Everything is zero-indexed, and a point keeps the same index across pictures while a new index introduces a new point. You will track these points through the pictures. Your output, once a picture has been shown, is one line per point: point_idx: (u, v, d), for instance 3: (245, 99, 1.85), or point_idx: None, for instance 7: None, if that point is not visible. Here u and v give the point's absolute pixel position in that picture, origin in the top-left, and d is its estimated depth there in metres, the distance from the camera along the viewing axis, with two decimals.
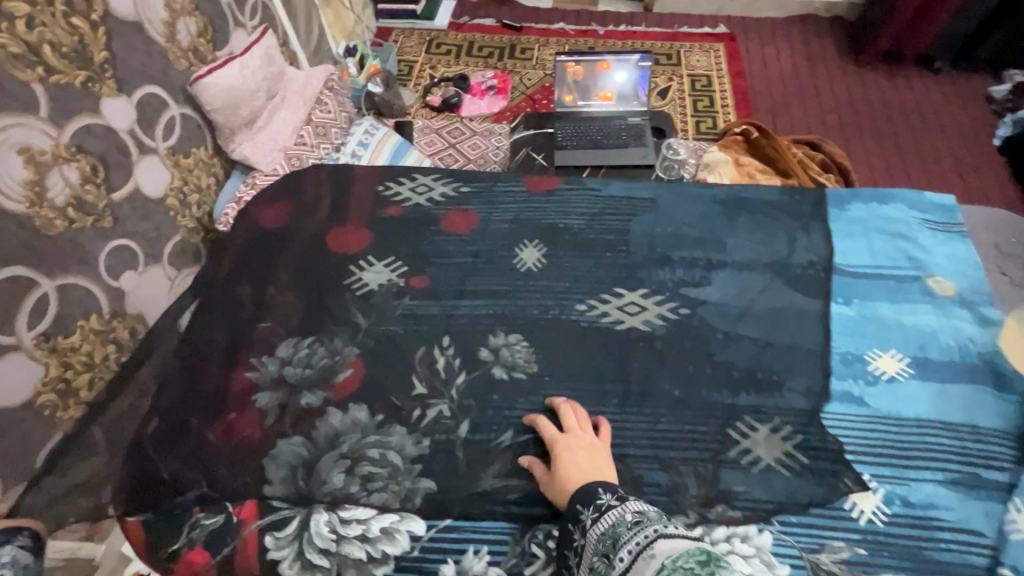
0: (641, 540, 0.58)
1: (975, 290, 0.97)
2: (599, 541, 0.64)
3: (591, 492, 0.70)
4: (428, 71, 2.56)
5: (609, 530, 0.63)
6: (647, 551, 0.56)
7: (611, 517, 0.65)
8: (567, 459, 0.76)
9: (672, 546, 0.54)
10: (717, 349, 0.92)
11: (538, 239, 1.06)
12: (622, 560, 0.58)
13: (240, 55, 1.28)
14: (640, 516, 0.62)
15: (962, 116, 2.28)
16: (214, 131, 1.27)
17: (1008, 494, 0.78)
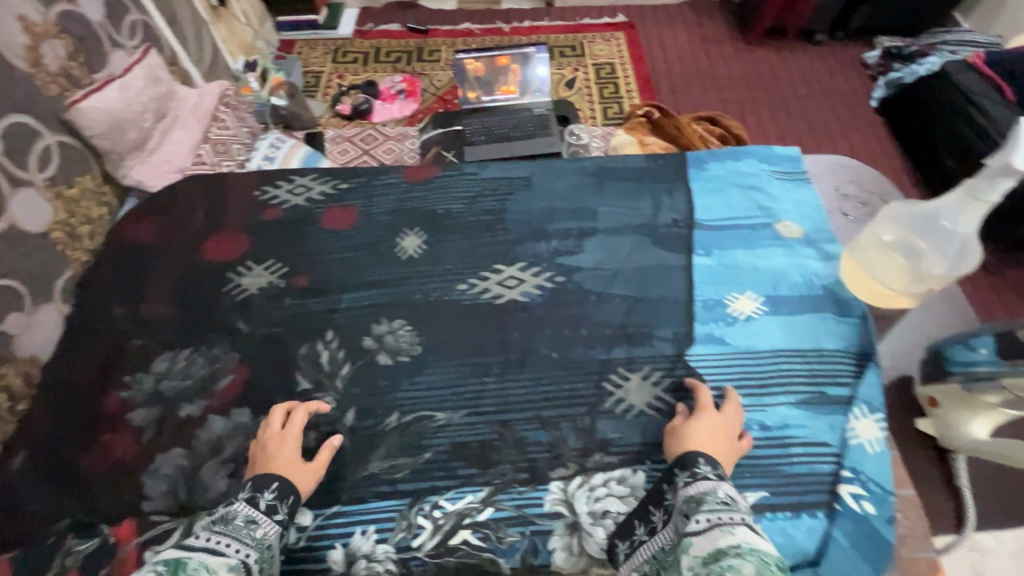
0: (723, 517, 0.61)
1: (818, 229, 1.06)
2: (684, 500, 0.67)
3: (695, 456, 0.71)
4: (336, 81, 2.53)
5: (697, 492, 0.66)
6: (725, 529, 0.59)
7: (702, 485, 0.67)
8: (700, 421, 0.78)
9: (756, 540, 0.57)
10: (592, 310, 0.97)
11: (419, 226, 1.08)
12: (697, 523, 0.62)
13: (120, 77, 1.22)
14: (731, 499, 0.64)
15: (841, 82, 2.47)
16: (100, 157, 1.19)
17: (849, 405, 0.86)
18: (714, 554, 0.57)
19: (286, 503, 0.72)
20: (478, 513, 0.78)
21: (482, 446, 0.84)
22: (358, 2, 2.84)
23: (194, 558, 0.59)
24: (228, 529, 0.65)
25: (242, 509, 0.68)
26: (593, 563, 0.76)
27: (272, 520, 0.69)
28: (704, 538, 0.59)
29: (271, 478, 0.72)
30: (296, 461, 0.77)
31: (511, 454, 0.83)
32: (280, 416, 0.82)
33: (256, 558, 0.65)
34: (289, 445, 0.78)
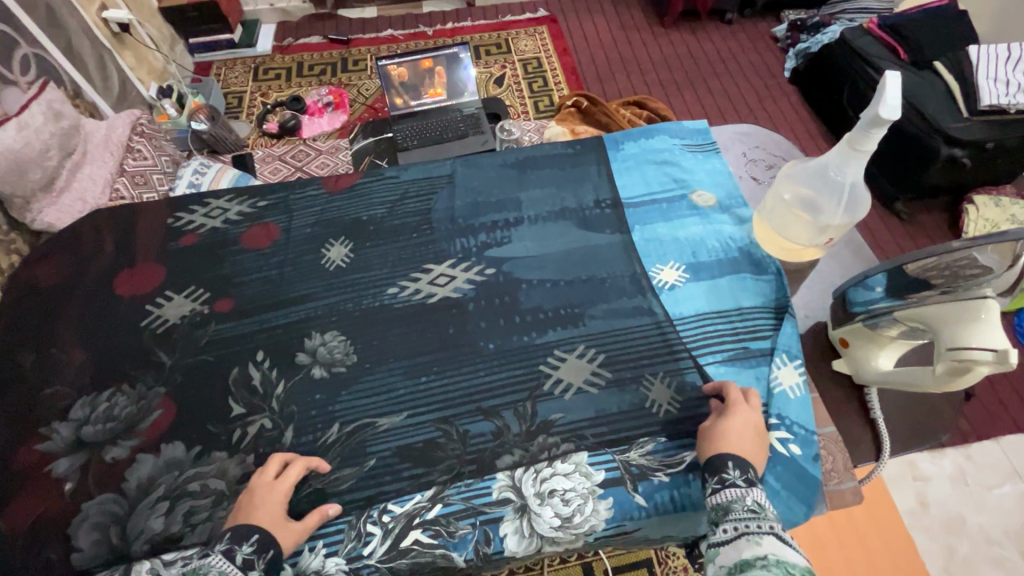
0: (752, 526, 0.63)
1: (731, 195, 1.11)
2: (712, 508, 0.69)
3: (725, 461, 0.72)
4: (260, 100, 2.46)
5: (725, 500, 0.68)
6: (753, 538, 0.61)
7: (731, 492, 0.69)
8: (735, 422, 0.77)
9: (783, 551, 0.59)
10: (524, 297, 0.99)
11: (344, 236, 1.06)
12: (725, 533, 0.65)
13: (16, 114, 1.12)
14: (760, 506, 0.66)
15: (754, 56, 2.59)
16: (4, 203, 1.12)
17: (772, 356, 0.91)
18: (741, 565, 0.59)
19: (263, 558, 0.68)
20: (427, 512, 0.79)
21: (427, 445, 0.84)
22: (274, 16, 2.76)
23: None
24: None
25: (213, 568, 0.66)
26: (545, 543, 0.78)
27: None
28: (730, 548, 0.62)
29: (249, 531, 0.70)
30: (278, 518, 0.74)
31: (456, 449, 0.84)
32: (275, 467, 0.79)
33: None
34: (277, 497, 0.75)
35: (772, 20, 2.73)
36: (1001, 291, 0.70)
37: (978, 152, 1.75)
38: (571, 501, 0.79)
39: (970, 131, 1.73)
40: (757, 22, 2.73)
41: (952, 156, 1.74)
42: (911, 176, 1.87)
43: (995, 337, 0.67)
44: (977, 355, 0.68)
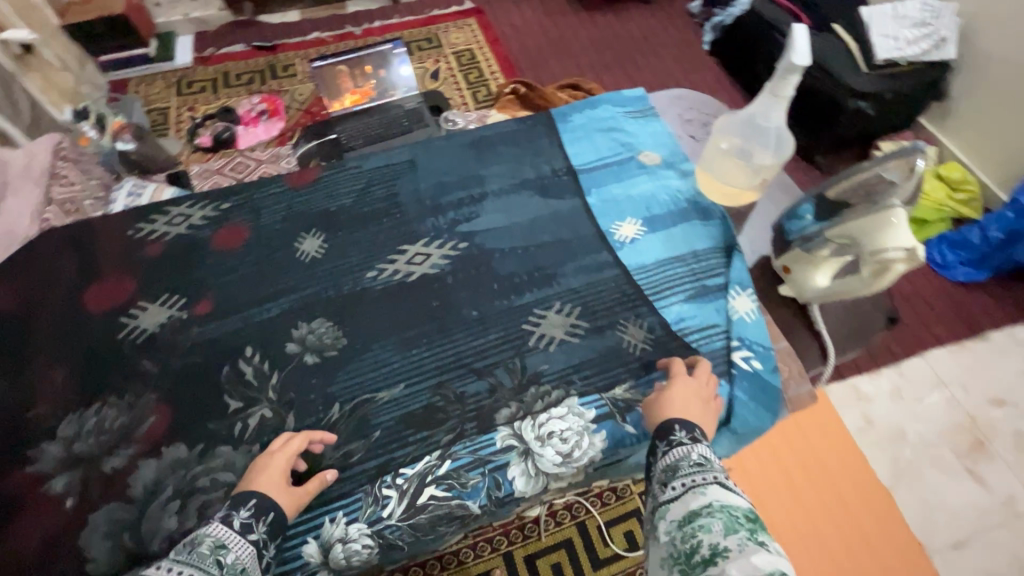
0: (697, 480, 0.68)
1: (674, 153, 1.21)
2: (660, 470, 0.74)
3: (673, 424, 0.78)
4: (188, 114, 2.38)
5: (673, 457, 0.74)
6: (698, 489, 0.67)
7: (677, 451, 0.74)
8: (680, 389, 0.83)
9: (728, 498, 0.65)
10: (498, 265, 1.05)
11: (314, 228, 1.08)
12: (673, 489, 0.69)
13: None
14: (704, 458, 0.72)
15: (675, 31, 2.75)
16: None
17: (728, 290, 1.02)
18: (689, 516, 0.64)
19: (262, 521, 0.70)
20: (438, 469, 0.84)
21: (428, 410, 0.89)
22: (190, 27, 2.65)
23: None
24: (192, 558, 0.62)
25: (210, 536, 0.65)
26: (550, 479, 0.85)
27: (245, 540, 0.67)
28: (678, 503, 0.67)
29: (248, 497, 0.71)
30: (280, 483, 0.76)
31: (456, 410, 0.89)
32: (283, 438, 0.83)
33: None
34: (277, 466, 0.78)
35: None
36: (905, 202, 0.83)
37: (877, 102, 1.96)
38: (569, 439, 0.86)
39: (869, 83, 1.95)
40: None
41: (857, 108, 1.95)
42: (824, 129, 2.06)
43: (904, 237, 0.78)
44: (893, 253, 0.79)
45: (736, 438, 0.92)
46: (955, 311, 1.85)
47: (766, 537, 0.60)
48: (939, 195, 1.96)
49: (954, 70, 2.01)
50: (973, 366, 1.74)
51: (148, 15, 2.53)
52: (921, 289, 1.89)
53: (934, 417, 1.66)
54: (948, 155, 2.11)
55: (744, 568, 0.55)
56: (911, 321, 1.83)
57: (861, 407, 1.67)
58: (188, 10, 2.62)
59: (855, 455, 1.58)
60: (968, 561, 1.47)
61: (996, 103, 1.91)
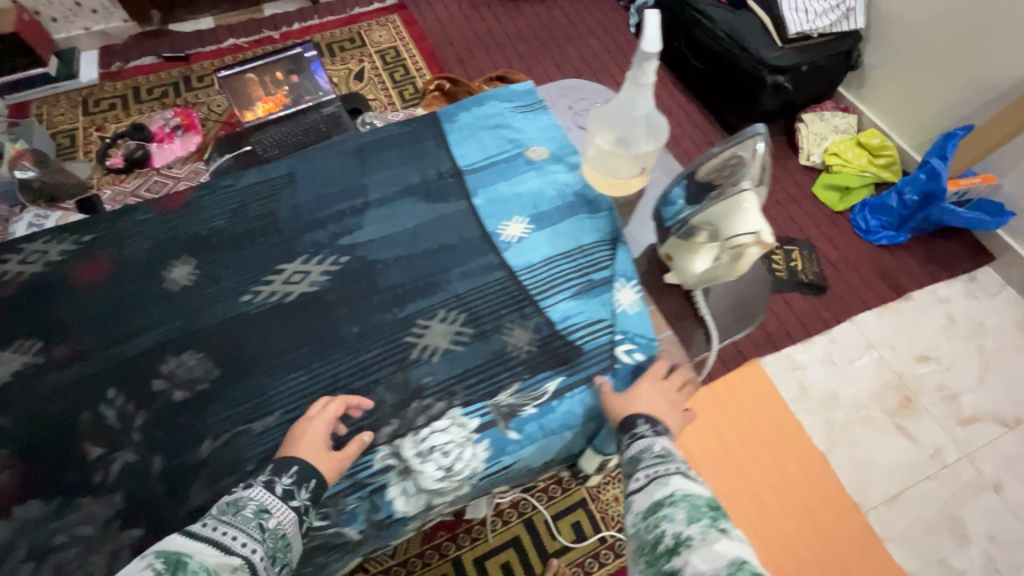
0: (660, 470, 0.73)
1: (562, 146, 1.19)
2: (624, 460, 0.78)
3: (635, 417, 0.81)
4: (96, 134, 2.24)
5: (636, 450, 0.77)
6: (661, 481, 0.71)
7: (639, 442, 0.78)
8: (645, 389, 0.86)
9: (690, 487, 0.70)
10: (381, 277, 1.02)
11: (185, 254, 1.03)
12: (638, 481, 0.73)
13: None
14: (666, 449, 0.76)
15: (601, 16, 2.77)
16: None
17: (614, 282, 1.01)
18: (654, 507, 0.69)
19: (304, 488, 0.75)
20: None
21: None
22: (93, 42, 2.48)
23: (197, 557, 0.64)
24: (238, 520, 0.70)
25: (254, 500, 0.72)
26: (432, 495, 0.84)
27: (286, 506, 0.73)
28: (643, 494, 0.71)
29: (289, 464, 0.76)
30: (322, 448, 0.80)
31: (335, 434, 0.86)
32: (319, 404, 0.86)
33: (265, 554, 0.68)
34: (316, 432, 0.81)
35: None
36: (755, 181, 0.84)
37: (795, 76, 2.03)
38: (450, 452, 0.84)
39: (787, 58, 2.00)
40: None
41: (776, 83, 2.02)
42: (748, 107, 2.15)
43: (750, 221, 0.79)
44: (741, 238, 0.80)
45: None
46: (880, 275, 1.94)
47: (726, 521, 0.65)
48: (860, 161, 2.08)
49: (865, 40, 2.11)
50: (898, 327, 1.84)
51: (44, 32, 2.36)
52: (848, 255, 1.98)
53: (864, 378, 1.75)
54: (868, 123, 2.19)
55: (707, 558, 0.60)
56: (838, 287, 1.91)
57: (796, 376, 1.75)
58: (90, 24, 2.46)
59: (793, 425, 1.67)
60: (900, 515, 1.57)
61: (906, 65, 2.00)
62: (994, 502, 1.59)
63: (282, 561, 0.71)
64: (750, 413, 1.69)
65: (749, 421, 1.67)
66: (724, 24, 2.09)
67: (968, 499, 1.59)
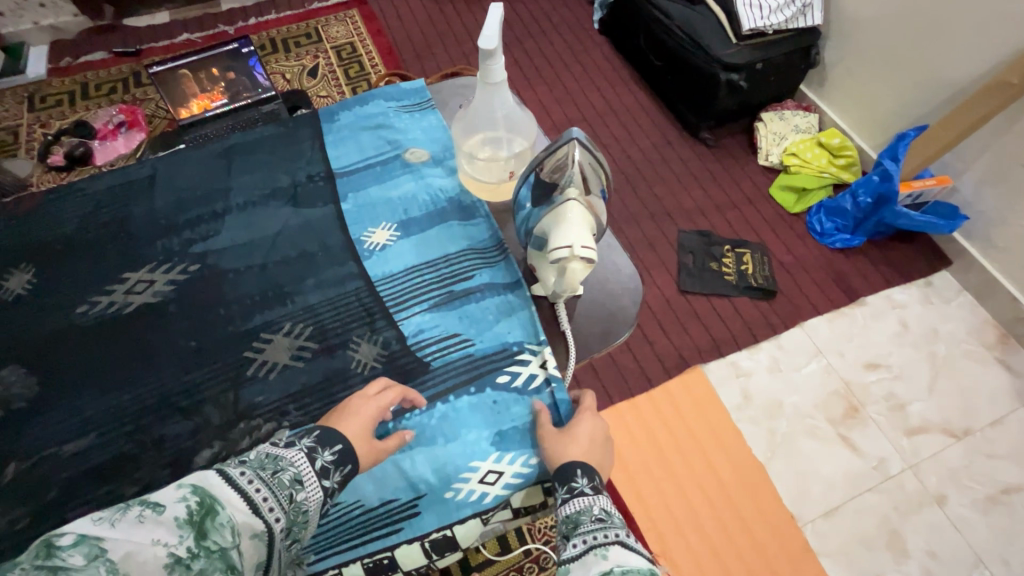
0: (598, 538, 0.63)
1: (443, 148, 1.13)
2: (563, 522, 0.69)
3: (576, 469, 0.75)
4: (40, 131, 2.17)
5: (575, 512, 0.69)
6: (601, 551, 0.61)
7: (579, 502, 0.71)
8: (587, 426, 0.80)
9: (629, 560, 0.60)
10: (230, 287, 0.96)
11: (27, 261, 0.98)
12: (575, 547, 0.64)
13: None
14: (607, 513, 0.68)
15: (565, 9, 2.67)
16: None
17: (474, 295, 0.94)
18: None
19: (338, 471, 0.69)
20: None
21: (117, 459, 0.80)
22: (42, 36, 2.41)
23: (227, 509, 0.55)
24: (274, 481, 0.61)
25: (292, 466, 0.64)
26: None
27: (318, 483, 0.66)
28: (578, 564, 0.61)
29: (333, 439, 0.70)
30: (365, 430, 0.75)
31: (150, 457, 0.81)
32: (378, 385, 0.80)
33: (283, 525, 0.60)
34: (367, 414, 0.76)
35: None
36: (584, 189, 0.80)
37: (749, 74, 1.95)
38: None
39: (740, 54, 1.92)
40: None
41: (730, 81, 1.94)
42: (704, 104, 2.06)
43: (568, 232, 0.75)
44: (560, 251, 0.76)
45: (456, 448, 0.84)
46: (832, 278, 1.84)
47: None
48: (819, 161, 2.00)
49: (825, 36, 2.02)
50: (847, 333, 1.73)
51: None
52: (801, 258, 1.88)
53: (812, 387, 1.64)
54: (828, 122, 2.11)
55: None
56: (787, 291, 1.81)
57: (740, 383, 1.64)
58: (40, 18, 2.38)
59: (732, 433, 1.56)
60: (839, 530, 1.44)
61: (864, 63, 1.91)
62: (938, 516, 1.45)
63: (294, 536, 0.63)
64: (690, 417, 1.58)
65: (687, 427, 1.57)
66: (680, 19, 2.03)
67: (911, 512, 1.46)
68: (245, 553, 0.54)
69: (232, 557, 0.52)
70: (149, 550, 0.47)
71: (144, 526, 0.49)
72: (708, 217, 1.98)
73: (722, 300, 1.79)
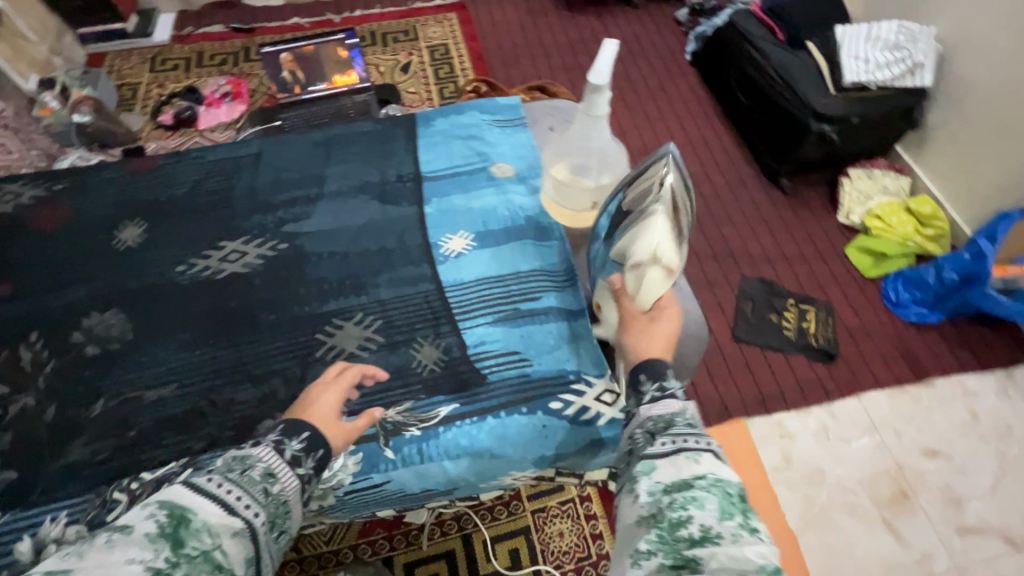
0: (690, 441, 0.62)
1: (530, 167, 1.15)
2: (648, 418, 0.67)
3: (667, 368, 0.72)
4: (156, 91, 2.36)
5: (662, 413, 0.67)
6: (693, 456, 0.60)
7: (670, 403, 0.68)
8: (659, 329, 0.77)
9: (725, 472, 0.59)
10: (312, 270, 1.02)
11: (139, 216, 1.07)
12: (664, 444, 0.63)
13: None
14: (699, 421, 0.66)
15: (658, 38, 2.69)
16: None
17: (537, 315, 0.96)
18: (680, 483, 0.57)
19: (312, 457, 0.68)
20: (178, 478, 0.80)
21: (190, 414, 0.87)
22: (172, 5, 2.63)
23: (200, 514, 0.56)
24: (242, 479, 0.61)
25: (262, 462, 0.64)
26: None
27: (293, 472, 0.65)
28: (668, 463, 0.60)
29: (301, 428, 0.69)
30: (330, 416, 0.75)
31: (218, 417, 0.86)
32: (336, 370, 0.83)
33: (265, 519, 0.60)
34: (330, 397, 0.77)
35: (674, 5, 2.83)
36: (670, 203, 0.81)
37: (842, 126, 1.89)
38: None
39: (836, 105, 1.87)
40: (661, 8, 2.83)
41: (821, 131, 1.88)
42: (787, 152, 2.00)
43: (647, 243, 0.80)
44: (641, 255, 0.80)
45: (498, 462, 0.86)
46: (900, 352, 1.74)
47: (760, 523, 0.53)
48: (904, 228, 1.90)
49: (931, 99, 1.92)
50: (909, 413, 1.62)
51: None
52: (869, 326, 1.79)
53: (860, 463, 1.54)
54: (922, 188, 2.00)
55: (731, 556, 0.49)
56: (847, 358, 1.73)
57: (782, 444, 1.58)
58: None
59: (766, 494, 1.50)
60: None
61: (969, 134, 1.81)
62: None
63: (282, 529, 0.62)
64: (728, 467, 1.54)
65: None
66: (778, 62, 2.01)
67: None
68: (230, 552, 0.55)
69: (215, 558, 0.53)
70: (122, 567, 0.48)
71: (113, 548, 0.50)
72: (776, 267, 1.92)
73: (777, 355, 1.73)
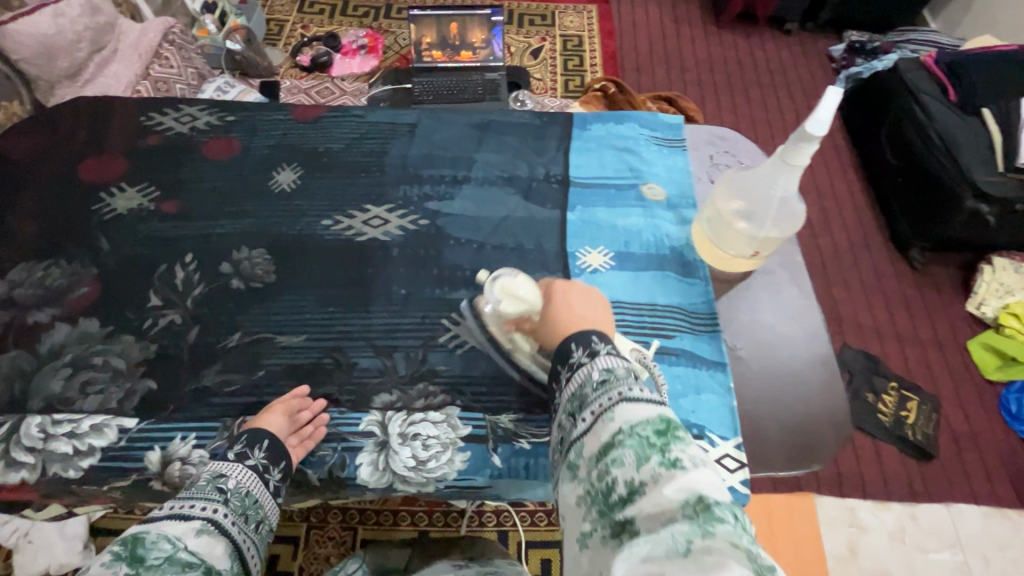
0: (603, 402, 0.57)
1: (683, 195, 1.09)
2: (567, 396, 0.62)
3: (570, 344, 0.66)
4: (300, 31, 2.44)
5: (580, 389, 0.60)
6: (607, 417, 0.55)
7: (580, 371, 0.62)
8: (563, 299, 0.76)
9: (635, 413, 0.54)
10: (447, 254, 1.01)
11: (296, 163, 1.11)
12: (584, 420, 0.57)
13: (55, 3, 1.39)
14: (607, 373, 0.60)
15: (804, 72, 2.50)
16: (30, 84, 1.39)
17: (669, 355, 0.91)
18: (601, 450, 0.53)
19: (256, 448, 0.76)
20: None
21: (315, 368, 0.89)
22: None
23: (154, 530, 0.59)
24: (193, 492, 0.67)
25: (207, 472, 0.71)
26: (397, 480, 0.82)
27: (242, 467, 0.74)
28: (588, 436, 0.55)
29: (236, 437, 0.77)
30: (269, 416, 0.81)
31: (340, 378, 0.88)
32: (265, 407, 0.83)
33: (231, 514, 0.67)
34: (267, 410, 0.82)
35: (834, 39, 2.62)
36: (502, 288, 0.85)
37: (1003, 210, 1.67)
38: (430, 447, 0.82)
39: (1003, 186, 1.65)
40: (815, 38, 2.63)
41: (975, 209, 1.68)
42: (930, 224, 1.80)
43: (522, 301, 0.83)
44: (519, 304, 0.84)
45: None
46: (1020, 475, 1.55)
47: (680, 452, 0.50)
48: None
49: None
50: (1004, 540, 1.45)
51: None
52: (979, 434, 1.61)
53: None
54: None
55: (657, 502, 0.47)
56: (955, 465, 1.56)
57: (848, 533, 1.43)
58: None
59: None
60: None
61: None
62: None
63: (256, 516, 0.70)
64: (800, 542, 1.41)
65: (796, 555, 1.38)
66: (943, 124, 1.77)
67: None
68: (199, 548, 0.60)
69: (181, 558, 0.58)
70: None
71: None
72: (888, 345, 1.75)
73: (865, 439, 1.58)
